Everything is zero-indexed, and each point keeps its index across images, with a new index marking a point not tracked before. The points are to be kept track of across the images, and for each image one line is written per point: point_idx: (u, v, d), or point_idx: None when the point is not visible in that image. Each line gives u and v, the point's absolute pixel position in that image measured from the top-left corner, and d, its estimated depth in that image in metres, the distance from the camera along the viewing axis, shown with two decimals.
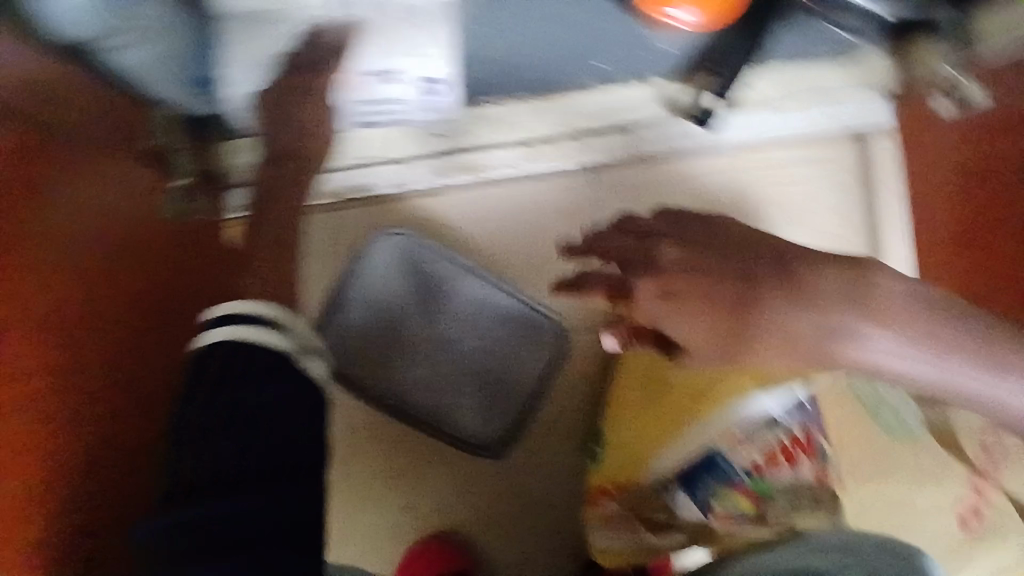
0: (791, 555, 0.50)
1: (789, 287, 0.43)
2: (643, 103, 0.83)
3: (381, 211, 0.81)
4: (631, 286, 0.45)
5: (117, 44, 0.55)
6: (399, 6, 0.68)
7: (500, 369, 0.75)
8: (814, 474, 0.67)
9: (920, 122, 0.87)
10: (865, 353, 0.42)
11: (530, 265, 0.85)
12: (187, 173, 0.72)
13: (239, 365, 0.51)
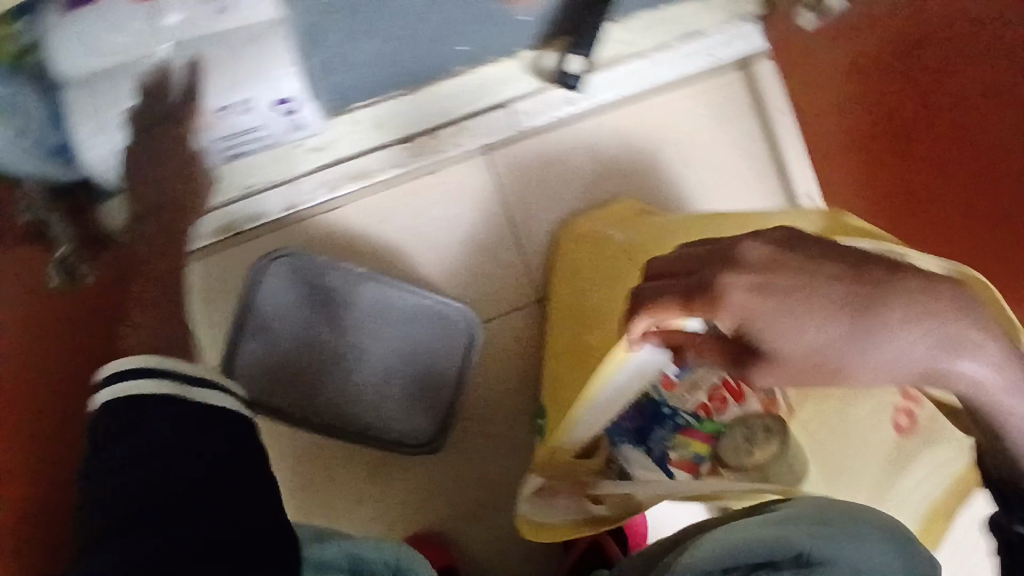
0: (761, 527, 0.57)
1: (927, 286, 0.52)
2: (513, 76, 0.83)
3: (284, 232, 0.82)
4: (733, 284, 0.54)
5: None
6: (234, 35, 0.67)
7: (418, 364, 0.77)
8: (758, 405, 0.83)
9: (790, 37, 0.90)
10: (963, 370, 0.51)
11: (452, 252, 0.90)
12: (68, 240, 0.74)
13: (136, 415, 0.54)
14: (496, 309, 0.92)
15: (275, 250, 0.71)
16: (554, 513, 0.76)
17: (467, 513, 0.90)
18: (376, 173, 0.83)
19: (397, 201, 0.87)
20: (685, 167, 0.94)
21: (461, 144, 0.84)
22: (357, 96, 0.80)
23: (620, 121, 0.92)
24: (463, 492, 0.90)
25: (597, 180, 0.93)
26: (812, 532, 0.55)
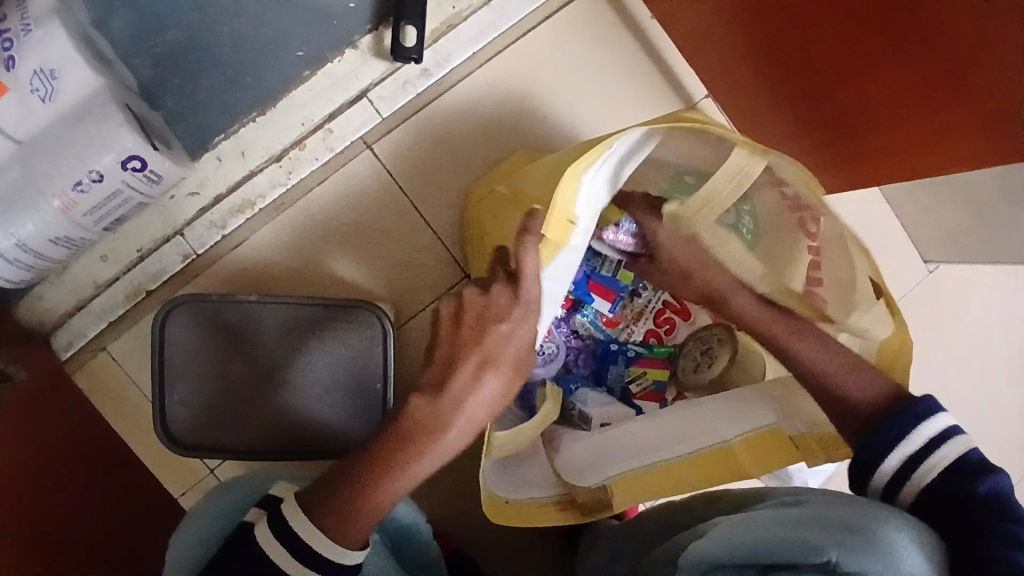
0: (783, 530, 0.52)
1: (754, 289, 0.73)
2: (357, 68, 0.85)
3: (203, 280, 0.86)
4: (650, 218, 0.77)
5: None
6: (69, 115, 0.72)
7: (346, 366, 0.78)
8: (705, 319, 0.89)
9: None
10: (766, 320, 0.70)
11: (368, 253, 0.89)
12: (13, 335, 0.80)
13: None
14: (427, 299, 0.91)
15: (172, 300, 0.73)
16: (526, 489, 0.76)
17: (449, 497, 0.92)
18: (260, 200, 0.84)
19: (297, 223, 0.88)
20: (574, 102, 0.91)
21: (333, 146, 0.86)
22: (215, 130, 0.84)
23: (491, 78, 0.90)
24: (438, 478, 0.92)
25: (489, 142, 0.91)
26: (843, 540, 0.49)
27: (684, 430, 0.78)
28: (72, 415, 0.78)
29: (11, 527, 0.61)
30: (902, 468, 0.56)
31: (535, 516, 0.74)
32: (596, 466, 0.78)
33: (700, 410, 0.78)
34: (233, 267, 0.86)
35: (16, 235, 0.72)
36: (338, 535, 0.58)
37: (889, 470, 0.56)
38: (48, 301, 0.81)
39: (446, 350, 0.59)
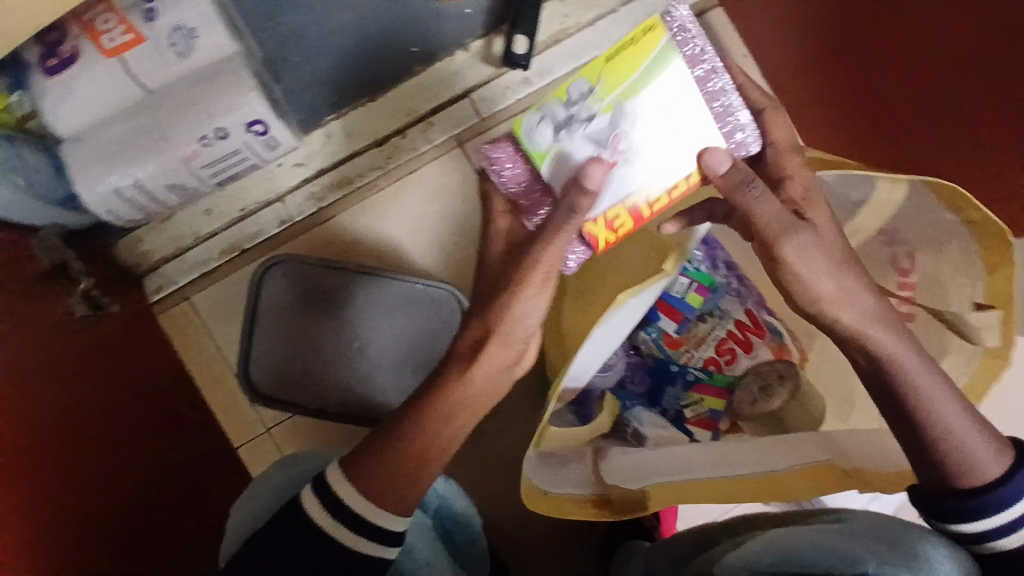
0: (825, 540, 0.51)
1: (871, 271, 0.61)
2: (465, 68, 0.91)
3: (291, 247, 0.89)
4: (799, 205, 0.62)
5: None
6: (201, 72, 0.77)
7: (422, 346, 0.81)
8: (774, 349, 0.87)
9: None
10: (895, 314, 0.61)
11: (447, 242, 0.91)
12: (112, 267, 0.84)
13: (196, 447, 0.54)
14: None
15: (274, 255, 0.79)
16: (563, 485, 0.73)
17: (488, 487, 0.95)
18: (357, 178, 0.90)
19: (385, 206, 0.91)
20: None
21: (432, 139, 0.91)
22: (327, 109, 0.90)
23: None
24: (483, 469, 0.95)
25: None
26: (880, 556, 0.47)
27: (739, 458, 0.74)
28: (152, 350, 0.83)
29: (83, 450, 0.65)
30: (1008, 525, 0.52)
31: (569, 507, 0.70)
32: (637, 478, 0.74)
33: (754, 445, 0.75)
34: (319, 239, 0.90)
35: (135, 176, 0.77)
36: (384, 502, 0.58)
37: (989, 526, 0.52)
38: (147, 246, 0.87)
39: (533, 330, 0.62)
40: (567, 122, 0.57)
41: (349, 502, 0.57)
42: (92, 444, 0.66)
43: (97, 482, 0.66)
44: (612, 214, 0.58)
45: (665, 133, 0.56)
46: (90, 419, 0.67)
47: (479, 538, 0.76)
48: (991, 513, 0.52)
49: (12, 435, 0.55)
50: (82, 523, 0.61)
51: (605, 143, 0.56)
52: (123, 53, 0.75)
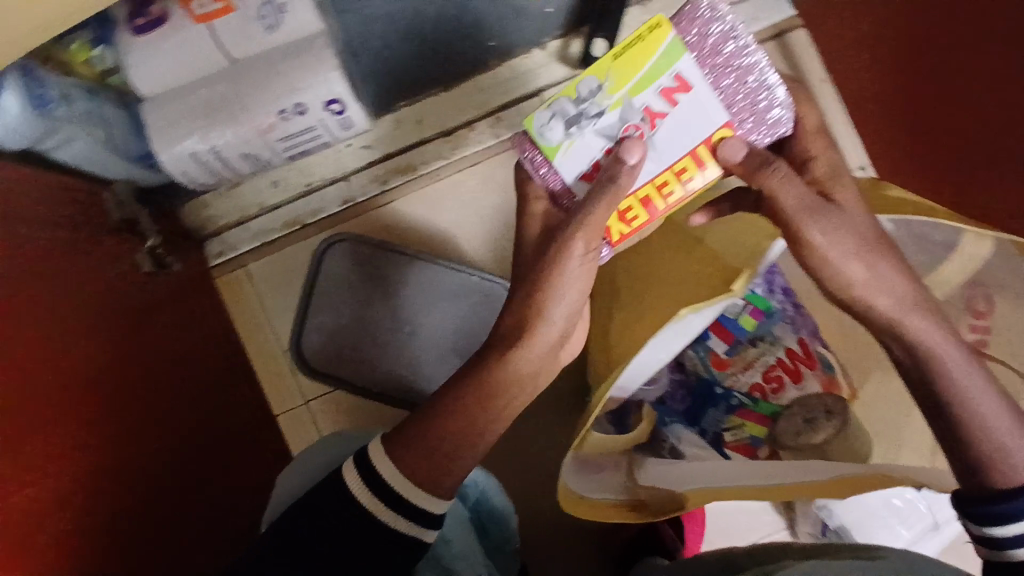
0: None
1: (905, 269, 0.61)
2: (540, 67, 0.91)
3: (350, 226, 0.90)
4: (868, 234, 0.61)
5: (51, 145, 0.70)
6: (285, 47, 0.78)
7: (472, 338, 0.81)
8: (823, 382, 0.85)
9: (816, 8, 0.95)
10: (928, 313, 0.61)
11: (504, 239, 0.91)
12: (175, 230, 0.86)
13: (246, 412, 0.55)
14: None
15: (336, 232, 0.80)
16: (596, 490, 0.72)
17: (524, 491, 0.94)
18: (421, 165, 0.91)
19: (447, 195, 0.91)
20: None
21: (499, 134, 0.91)
22: (401, 96, 0.91)
23: None
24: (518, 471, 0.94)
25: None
26: None
27: (780, 474, 0.71)
28: (206, 313, 0.85)
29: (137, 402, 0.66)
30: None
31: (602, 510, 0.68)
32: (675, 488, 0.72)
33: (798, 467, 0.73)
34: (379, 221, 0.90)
35: (211, 142, 0.78)
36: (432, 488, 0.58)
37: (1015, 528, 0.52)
38: (214, 211, 0.90)
39: None
40: (576, 118, 0.58)
41: (393, 484, 0.58)
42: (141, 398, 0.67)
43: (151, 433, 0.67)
44: (623, 207, 0.59)
45: (676, 129, 0.57)
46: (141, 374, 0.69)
47: (511, 538, 0.75)
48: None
49: (50, 378, 0.57)
50: (116, 469, 0.63)
51: (615, 138, 0.57)
52: (213, 20, 0.76)
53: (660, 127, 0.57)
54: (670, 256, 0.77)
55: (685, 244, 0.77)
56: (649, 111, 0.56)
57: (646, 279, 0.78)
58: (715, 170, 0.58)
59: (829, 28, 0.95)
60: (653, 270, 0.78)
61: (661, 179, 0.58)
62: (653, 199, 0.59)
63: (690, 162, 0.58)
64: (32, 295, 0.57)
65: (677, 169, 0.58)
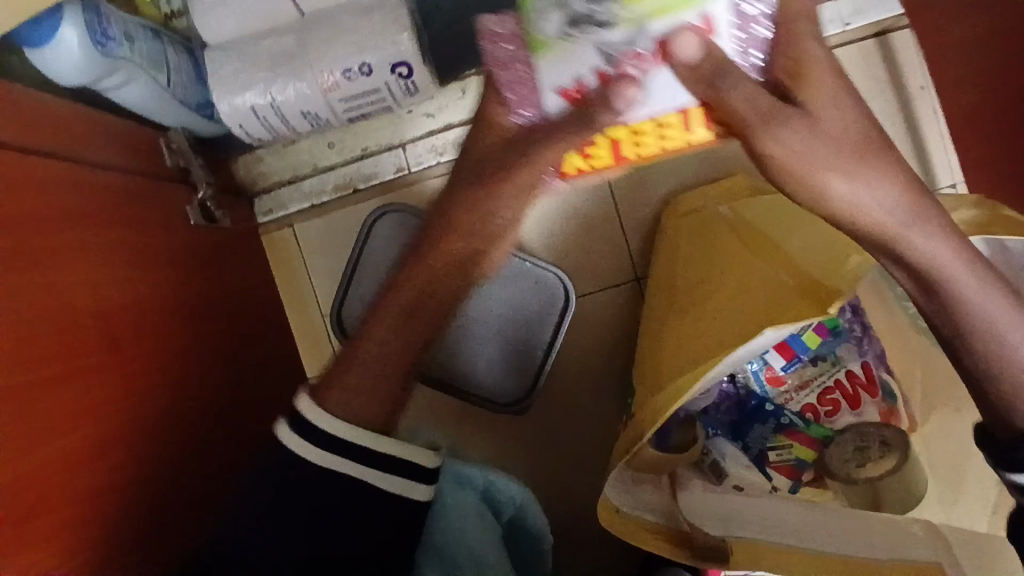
0: None
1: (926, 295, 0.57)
2: None
3: (404, 195, 0.88)
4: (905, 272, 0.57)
5: (111, 85, 0.69)
6: (356, 3, 0.75)
7: (518, 325, 0.78)
8: (882, 412, 0.80)
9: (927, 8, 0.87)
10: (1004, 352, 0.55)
11: (558, 224, 0.89)
12: (228, 183, 0.85)
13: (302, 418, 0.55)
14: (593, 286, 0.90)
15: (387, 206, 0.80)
16: (640, 507, 0.70)
17: (566, 500, 0.89)
18: None
19: None
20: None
21: None
22: (468, 64, 0.87)
23: None
24: (558, 479, 0.89)
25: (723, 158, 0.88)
26: None
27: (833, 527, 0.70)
28: (248, 271, 0.84)
29: (179, 356, 0.65)
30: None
31: (648, 534, 0.67)
32: (720, 523, 0.72)
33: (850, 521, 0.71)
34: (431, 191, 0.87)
35: (273, 97, 0.75)
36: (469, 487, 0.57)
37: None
38: (267, 166, 0.87)
39: None
40: (580, 21, 0.50)
41: (337, 433, 0.55)
42: (183, 352, 0.66)
43: (192, 389, 0.66)
44: (591, 146, 0.57)
45: (678, 77, 0.51)
46: (185, 328, 0.67)
47: (545, 535, 0.70)
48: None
49: (105, 324, 0.57)
50: (169, 423, 0.61)
51: (611, 61, 0.50)
52: None
53: (661, 67, 0.50)
54: (740, 261, 0.72)
55: (757, 249, 0.73)
56: (661, 42, 0.49)
57: (707, 276, 0.74)
58: (699, 136, 0.55)
59: (936, 33, 0.88)
60: (718, 271, 0.73)
61: (641, 127, 0.54)
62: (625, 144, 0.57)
63: (678, 121, 0.53)
64: (80, 241, 0.57)
65: (658, 124, 0.54)
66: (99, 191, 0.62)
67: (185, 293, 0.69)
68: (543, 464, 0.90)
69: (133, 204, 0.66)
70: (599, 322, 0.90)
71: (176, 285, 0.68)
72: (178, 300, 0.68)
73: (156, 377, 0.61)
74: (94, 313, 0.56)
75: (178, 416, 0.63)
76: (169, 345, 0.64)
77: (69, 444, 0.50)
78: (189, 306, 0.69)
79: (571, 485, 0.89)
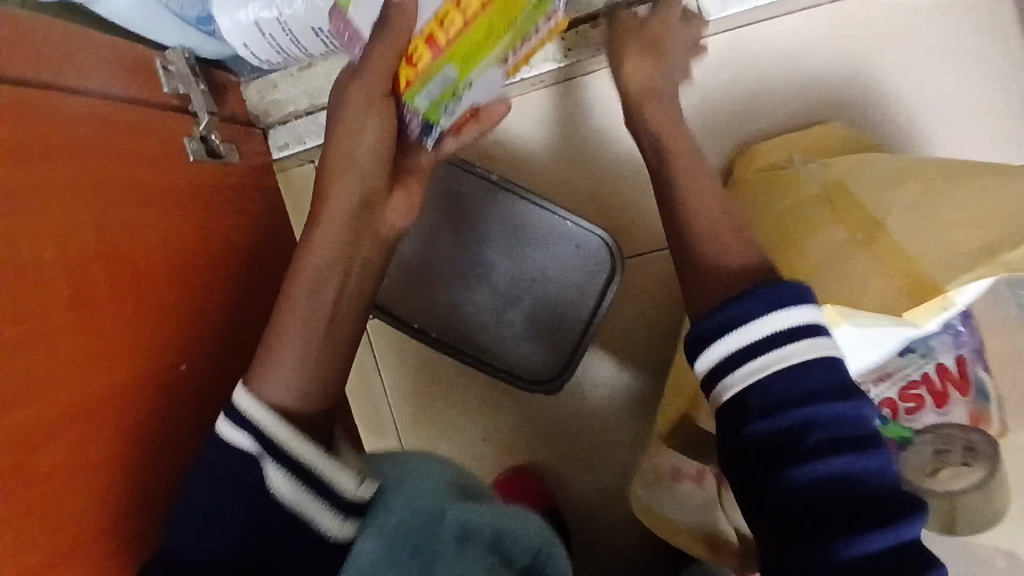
0: None
1: None
2: None
3: None
4: None
5: None
6: None
7: (551, 294, 0.67)
8: (969, 414, 0.64)
9: None
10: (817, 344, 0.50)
11: (601, 173, 0.80)
12: (240, 113, 0.77)
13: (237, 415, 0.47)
14: (637, 247, 0.81)
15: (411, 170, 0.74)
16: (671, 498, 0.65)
17: (590, 475, 0.86)
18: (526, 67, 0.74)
19: (556, 104, 0.79)
20: (919, 106, 0.76)
21: None
22: None
23: (830, 37, 0.76)
24: (577, 452, 0.86)
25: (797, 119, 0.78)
26: None
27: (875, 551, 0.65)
28: (261, 214, 0.77)
29: (170, 315, 0.59)
30: (764, 347, 0.50)
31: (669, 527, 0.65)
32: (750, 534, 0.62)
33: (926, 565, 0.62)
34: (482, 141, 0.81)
35: (280, 10, 0.64)
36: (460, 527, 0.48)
37: (731, 351, 0.52)
38: (280, 94, 0.78)
39: None
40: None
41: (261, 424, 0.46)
42: (174, 311, 0.60)
43: (184, 352, 0.60)
44: (409, 47, 0.47)
45: None
46: (178, 283, 0.61)
47: None
48: (729, 335, 0.51)
49: (78, 283, 0.50)
50: (159, 385, 0.57)
51: None
52: None
53: None
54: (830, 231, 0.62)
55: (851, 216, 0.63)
56: None
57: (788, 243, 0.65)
58: None
59: None
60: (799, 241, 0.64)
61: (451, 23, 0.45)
62: (439, 36, 0.45)
63: None
64: (52, 187, 0.49)
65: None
66: (76, 127, 0.53)
67: (178, 243, 0.62)
68: (563, 433, 0.86)
69: (118, 141, 0.58)
70: (639, 289, 0.82)
71: (168, 235, 0.61)
72: (170, 254, 0.61)
73: (141, 341, 0.55)
74: (64, 274, 0.49)
75: (167, 382, 0.58)
76: (158, 303, 0.58)
77: (31, 424, 0.44)
78: (183, 258, 0.62)
79: (589, 454, 0.86)
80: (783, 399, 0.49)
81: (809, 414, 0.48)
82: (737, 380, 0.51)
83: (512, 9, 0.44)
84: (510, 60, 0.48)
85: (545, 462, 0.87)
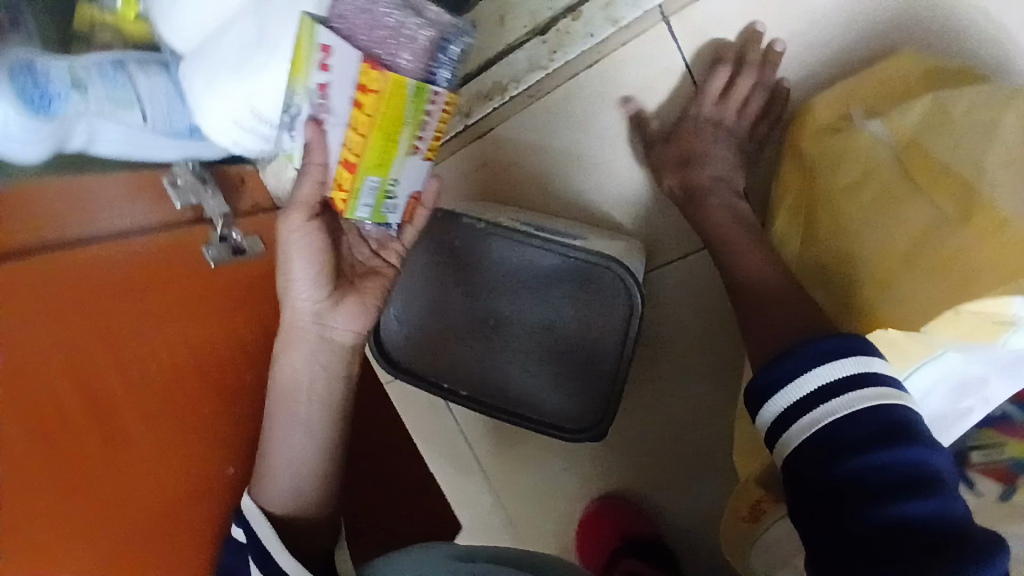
0: None
1: None
2: None
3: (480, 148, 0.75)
4: None
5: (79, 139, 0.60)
6: None
7: (570, 334, 0.62)
8: None
9: None
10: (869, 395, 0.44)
11: (621, 177, 0.72)
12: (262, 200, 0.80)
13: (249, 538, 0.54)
14: (677, 250, 0.72)
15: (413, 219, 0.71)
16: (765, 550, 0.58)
17: (681, 498, 0.80)
18: (512, 84, 0.72)
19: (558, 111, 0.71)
20: (995, 19, 0.61)
21: (617, 18, 0.67)
22: None
23: None
24: (661, 475, 0.80)
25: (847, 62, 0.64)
26: None
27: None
28: None
29: (210, 422, 0.62)
30: (812, 398, 0.46)
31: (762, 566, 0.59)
32: None
33: None
34: (497, 167, 0.75)
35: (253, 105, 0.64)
36: None
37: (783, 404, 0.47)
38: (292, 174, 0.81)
39: None
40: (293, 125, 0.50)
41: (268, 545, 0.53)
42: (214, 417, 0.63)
43: (227, 454, 0.64)
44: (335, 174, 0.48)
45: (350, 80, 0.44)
46: (216, 390, 0.64)
47: None
48: (777, 392, 0.47)
49: (112, 424, 0.53)
50: (204, 492, 0.61)
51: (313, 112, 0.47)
52: None
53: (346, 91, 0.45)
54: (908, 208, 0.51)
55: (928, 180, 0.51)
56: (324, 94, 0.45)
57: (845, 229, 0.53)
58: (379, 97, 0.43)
59: None
60: (854, 228, 0.53)
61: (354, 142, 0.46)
62: (349, 156, 0.46)
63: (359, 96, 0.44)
64: (81, 339, 0.53)
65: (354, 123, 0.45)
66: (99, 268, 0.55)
67: (212, 349, 0.64)
68: (642, 458, 0.80)
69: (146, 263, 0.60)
70: (690, 295, 0.73)
71: (204, 346, 0.63)
72: (206, 364, 0.63)
73: (184, 455, 0.59)
74: (97, 418, 0.53)
75: (212, 484, 0.62)
76: (198, 415, 0.61)
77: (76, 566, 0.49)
78: (221, 363, 0.65)
79: (675, 477, 0.79)
80: (836, 451, 0.43)
81: (864, 465, 0.42)
82: (791, 439, 0.46)
83: (402, 108, 0.44)
84: (420, 146, 0.48)
85: (629, 489, 0.81)
